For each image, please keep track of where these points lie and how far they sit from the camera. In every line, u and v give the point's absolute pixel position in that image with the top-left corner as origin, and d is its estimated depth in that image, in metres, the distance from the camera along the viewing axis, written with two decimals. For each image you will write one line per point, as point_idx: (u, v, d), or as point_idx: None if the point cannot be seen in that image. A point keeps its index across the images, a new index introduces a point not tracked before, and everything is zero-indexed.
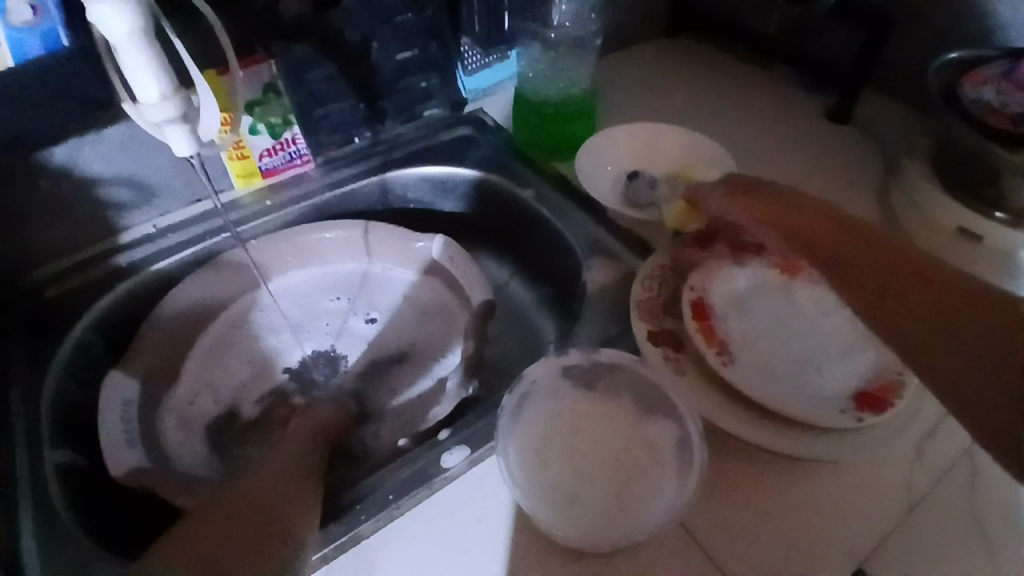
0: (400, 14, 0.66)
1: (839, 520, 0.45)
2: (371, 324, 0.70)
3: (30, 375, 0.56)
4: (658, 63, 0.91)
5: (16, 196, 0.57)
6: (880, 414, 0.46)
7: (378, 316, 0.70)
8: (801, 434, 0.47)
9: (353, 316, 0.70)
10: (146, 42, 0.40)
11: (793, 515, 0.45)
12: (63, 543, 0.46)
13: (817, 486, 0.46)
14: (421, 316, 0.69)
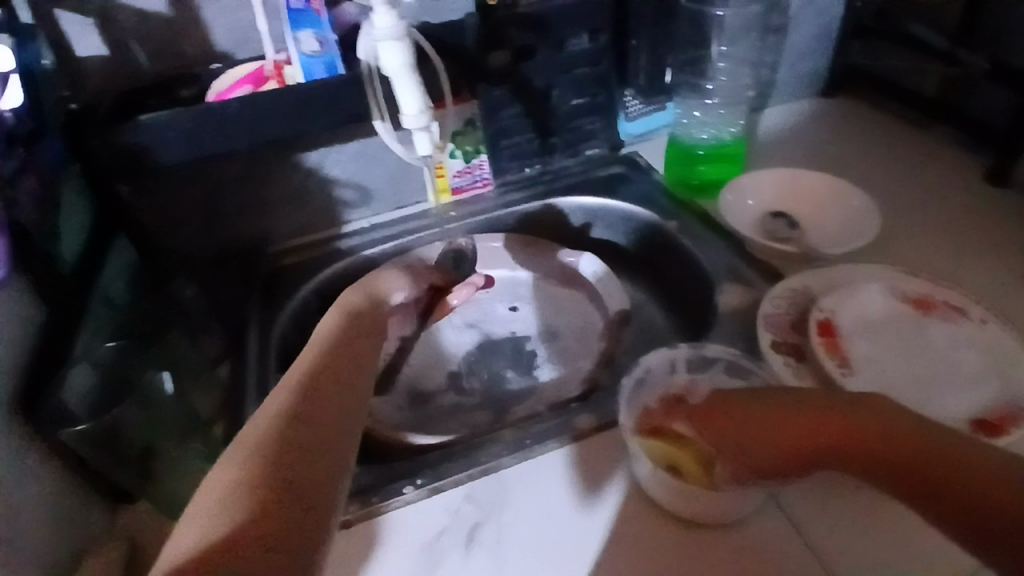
0: (579, 68, 0.79)
1: (943, 538, 0.49)
2: (515, 310, 0.79)
3: (265, 315, 0.72)
4: (812, 119, 0.98)
5: (278, 185, 0.77)
6: (998, 438, 0.50)
7: (520, 303, 0.80)
8: None
9: (499, 304, 0.80)
10: (414, 74, 0.57)
11: (895, 523, 0.50)
12: None
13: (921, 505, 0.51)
14: (559, 315, 0.78)
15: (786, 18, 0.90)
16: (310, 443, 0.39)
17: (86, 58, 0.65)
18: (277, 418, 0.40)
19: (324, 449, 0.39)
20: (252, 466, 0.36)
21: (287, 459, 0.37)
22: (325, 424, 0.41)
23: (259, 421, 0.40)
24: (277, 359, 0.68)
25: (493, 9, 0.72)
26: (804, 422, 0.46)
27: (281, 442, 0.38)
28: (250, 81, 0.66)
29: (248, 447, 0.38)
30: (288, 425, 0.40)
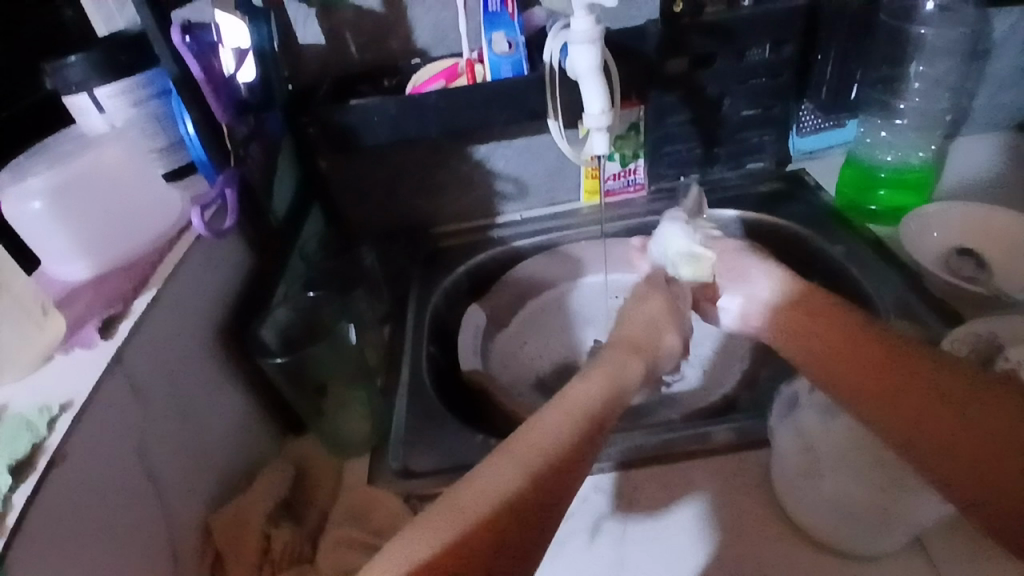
0: (756, 78, 0.76)
1: None
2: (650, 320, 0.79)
3: (424, 289, 0.78)
4: (1016, 154, 0.87)
5: (447, 171, 0.83)
6: None
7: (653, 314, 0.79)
8: None
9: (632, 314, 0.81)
10: (599, 77, 0.60)
11: None
12: (426, 399, 0.64)
13: None
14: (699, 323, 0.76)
15: (986, 46, 0.81)
16: (523, 540, 0.38)
17: (306, 45, 0.74)
18: (491, 497, 0.39)
19: (532, 544, 0.38)
20: (472, 526, 0.37)
21: (497, 539, 0.37)
22: (549, 514, 0.39)
23: (491, 479, 0.40)
24: (430, 330, 0.74)
25: (679, 16, 0.71)
26: (845, 339, 0.50)
27: (525, 513, 0.38)
28: (444, 75, 0.72)
29: (461, 520, 0.37)
30: (496, 509, 0.38)
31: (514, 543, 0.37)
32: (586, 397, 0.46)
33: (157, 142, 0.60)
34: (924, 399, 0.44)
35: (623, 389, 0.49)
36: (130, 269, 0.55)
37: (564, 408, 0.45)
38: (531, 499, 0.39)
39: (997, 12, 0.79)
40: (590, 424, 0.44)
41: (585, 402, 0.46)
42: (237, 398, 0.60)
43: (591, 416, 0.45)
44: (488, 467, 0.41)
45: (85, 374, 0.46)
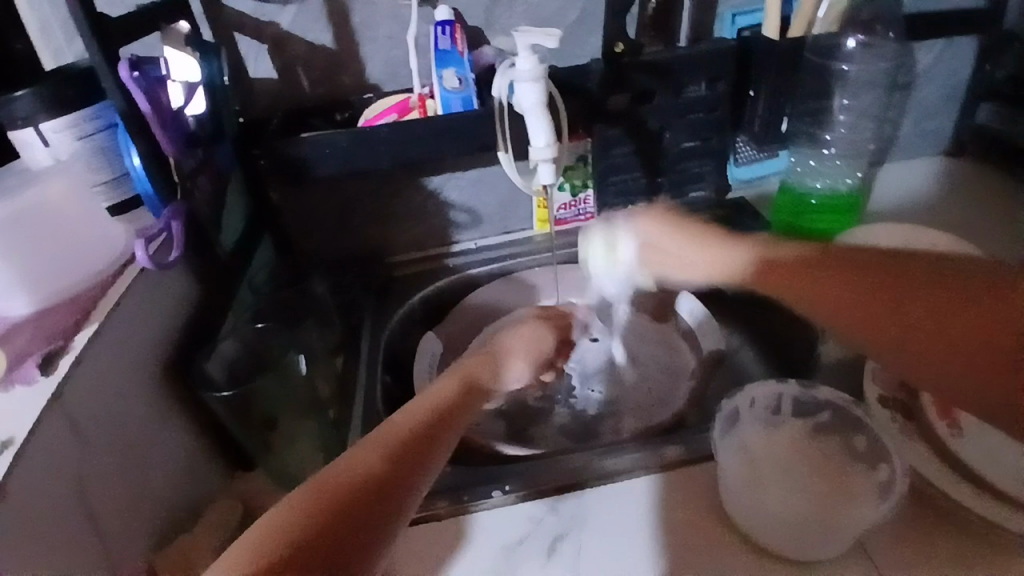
0: (694, 113, 0.80)
1: None
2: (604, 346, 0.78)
3: (378, 319, 0.78)
4: (934, 180, 0.94)
5: (401, 202, 0.84)
6: None
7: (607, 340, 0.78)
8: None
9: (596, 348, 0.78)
10: (542, 111, 0.63)
11: None
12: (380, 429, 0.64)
13: None
14: (644, 342, 0.79)
15: (913, 76, 0.89)
16: (375, 509, 0.41)
17: (257, 80, 0.75)
18: (350, 481, 0.41)
19: (384, 511, 0.41)
20: (321, 507, 0.39)
21: (346, 511, 0.40)
22: (401, 490, 0.42)
23: (343, 466, 0.42)
24: (385, 360, 0.74)
25: (619, 55, 0.75)
26: (845, 283, 0.45)
27: (377, 487, 0.42)
28: (397, 110, 0.74)
29: (321, 499, 0.40)
30: (356, 489, 0.41)
31: (372, 519, 0.40)
32: (448, 388, 0.52)
33: (103, 175, 0.59)
34: (951, 304, 0.41)
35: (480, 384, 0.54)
36: (72, 304, 0.53)
37: (423, 401, 0.50)
38: (394, 476, 0.43)
39: (922, 44, 0.87)
40: (448, 419, 0.49)
41: (445, 394, 0.51)
42: (183, 434, 0.59)
43: (450, 405, 0.50)
44: (342, 456, 0.43)
45: (24, 413, 0.45)
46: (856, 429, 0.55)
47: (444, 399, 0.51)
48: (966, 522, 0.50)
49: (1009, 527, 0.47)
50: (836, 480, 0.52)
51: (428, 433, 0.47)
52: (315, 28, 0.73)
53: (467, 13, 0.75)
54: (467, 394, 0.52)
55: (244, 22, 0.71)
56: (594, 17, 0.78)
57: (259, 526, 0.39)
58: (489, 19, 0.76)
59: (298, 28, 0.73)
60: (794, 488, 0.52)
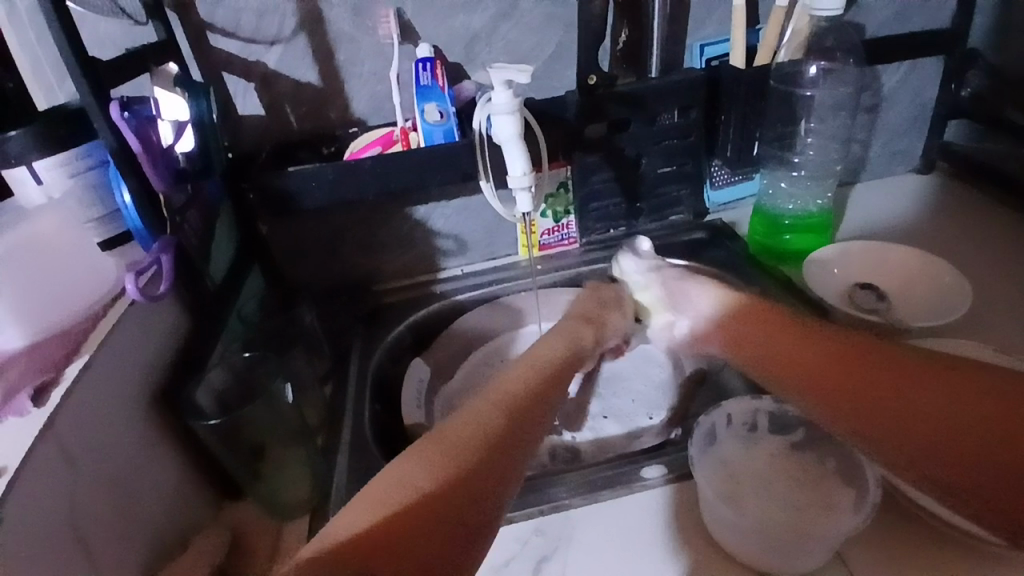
0: (669, 140, 0.84)
1: None
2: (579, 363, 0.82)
3: (367, 345, 0.80)
4: (904, 197, 0.97)
5: (389, 231, 0.86)
6: None
7: None
8: (1002, 558, 0.49)
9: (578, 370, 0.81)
10: (518, 143, 0.66)
11: None
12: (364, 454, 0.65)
13: None
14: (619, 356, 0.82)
15: (879, 97, 0.93)
16: (493, 474, 0.41)
17: (245, 116, 0.78)
18: (472, 431, 0.43)
19: (504, 468, 0.42)
20: (442, 478, 0.40)
21: (461, 481, 0.40)
22: (516, 459, 0.43)
23: (459, 430, 0.43)
24: (373, 386, 0.75)
25: (594, 87, 0.77)
26: (808, 348, 0.48)
27: (489, 452, 0.42)
28: (380, 142, 0.77)
29: (451, 465, 0.40)
30: (476, 446, 0.42)
31: (486, 479, 0.41)
32: (542, 357, 0.54)
33: (95, 212, 0.61)
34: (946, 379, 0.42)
35: (574, 357, 0.57)
36: (64, 337, 0.55)
37: (540, 359, 0.53)
38: (510, 438, 0.43)
39: (887, 66, 0.90)
40: (547, 382, 0.50)
41: (545, 362, 0.53)
42: (168, 462, 0.60)
43: (547, 375, 0.51)
44: (448, 421, 0.45)
45: (16, 440, 0.46)
46: (830, 445, 0.56)
47: (552, 359, 0.54)
48: (942, 528, 0.51)
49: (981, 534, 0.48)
50: (814, 494, 0.53)
51: (536, 396, 0.48)
52: (301, 66, 0.76)
53: (448, 50, 0.78)
54: (564, 363, 0.54)
55: (233, 63, 0.74)
56: (570, 51, 0.82)
57: (374, 489, 0.40)
58: (469, 55, 0.79)
59: (284, 66, 0.76)
60: (773, 502, 0.53)
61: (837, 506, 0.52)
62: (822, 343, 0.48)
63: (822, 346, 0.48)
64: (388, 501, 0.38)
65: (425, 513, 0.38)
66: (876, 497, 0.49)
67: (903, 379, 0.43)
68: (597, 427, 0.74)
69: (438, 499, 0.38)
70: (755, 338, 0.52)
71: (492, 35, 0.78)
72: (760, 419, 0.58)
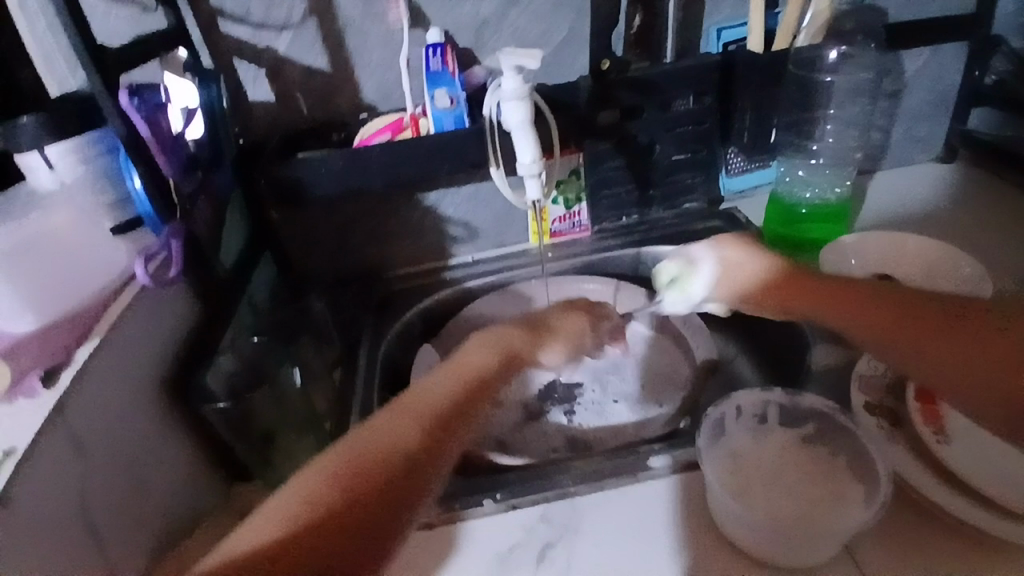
0: (682, 127, 0.82)
1: None
2: None
3: (376, 332, 0.80)
4: (925, 187, 0.95)
5: (399, 217, 0.86)
6: None
7: None
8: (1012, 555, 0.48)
9: None
10: (528, 129, 0.66)
11: None
12: None
13: None
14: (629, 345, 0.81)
15: (900, 83, 0.90)
16: (397, 491, 0.42)
17: (256, 103, 0.78)
18: (381, 447, 0.44)
19: (411, 487, 0.42)
20: (339, 491, 0.41)
21: (362, 498, 0.41)
22: (423, 474, 0.44)
23: (368, 443, 0.44)
24: (382, 372, 0.75)
25: (607, 73, 0.76)
26: (856, 298, 0.54)
27: (397, 471, 0.43)
28: (390, 129, 0.76)
29: (352, 482, 0.41)
30: (384, 462, 0.43)
31: (386, 497, 0.41)
32: (473, 356, 0.55)
33: (105, 197, 0.59)
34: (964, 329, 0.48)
35: (509, 357, 0.56)
36: (74, 323, 0.55)
37: (472, 361, 0.54)
38: (420, 454, 0.44)
39: (909, 51, 0.88)
40: (468, 391, 0.50)
41: (470, 366, 0.53)
42: (179, 445, 0.61)
43: (472, 382, 0.51)
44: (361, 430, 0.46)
45: (27, 424, 0.47)
46: (839, 437, 0.55)
47: (481, 360, 0.54)
48: (953, 524, 0.50)
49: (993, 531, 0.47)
50: (821, 487, 0.52)
51: (454, 406, 0.49)
52: (311, 53, 0.76)
53: (458, 36, 0.77)
54: (496, 366, 0.54)
55: (243, 49, 0.74)
56: (582, 35, 0.80)
57: (278, 500, 0.41)
58: (479, 40, 0.78)
59: (294, 52, 0.75)
60: (781, 495, 0.53)
61: (844, 501, 0.51)
62: (867, 296, 0.53)
63: (866, 299, 0.53)
64: (287, 513, 0.39)
65: (320, 532, 0.38)
66: (888, 492, 0.48)
67: (927, 326, 0.49)
68: (601, 413, 0.73)
69: (333, 512, 0.39)
70: (800, 292, 0.57)
71: (503, 19, 0.77)
72: (769, 412, 0.57)
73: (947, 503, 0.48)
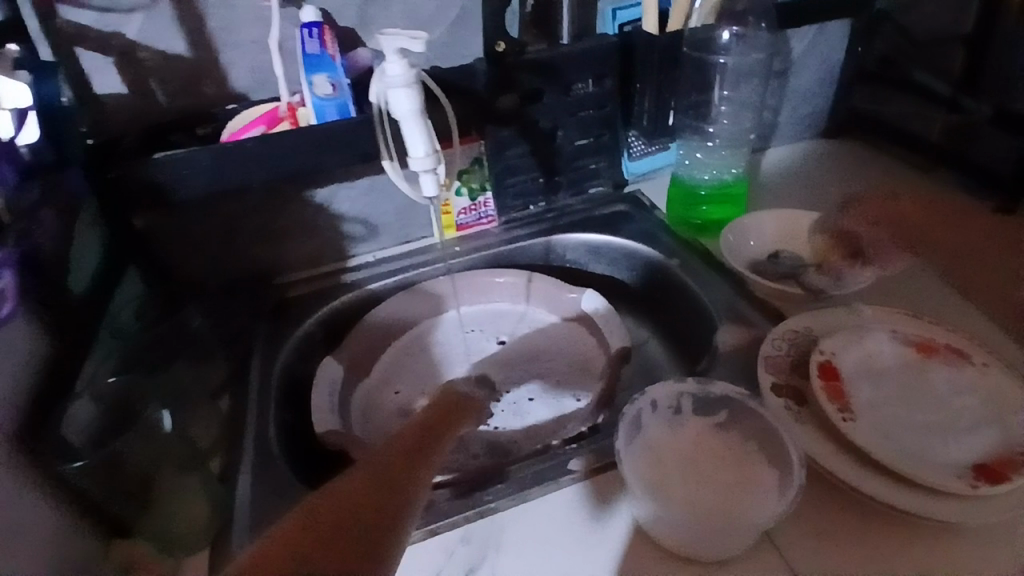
0: (584, 110, 0.80)
1: None
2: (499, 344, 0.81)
3: (270, 346, 0.72)
4: (812, 162, 0.99)
5: (289, 216, 0.78)
6: (998, 484, 0.47)
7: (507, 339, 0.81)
8: (917, 527, 0.49)
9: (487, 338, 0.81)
10: (418, 120, 0.60)
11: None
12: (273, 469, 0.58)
13: (929, 550, 0.47)
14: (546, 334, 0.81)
15: (788, 63, 0.93)
16: (385, 513, 0.36)
17: (105, 96, 0.67)
18: (368, 469, 0.38)
19: (397, 500, 0.37)
20: (322, 512, 0.34)
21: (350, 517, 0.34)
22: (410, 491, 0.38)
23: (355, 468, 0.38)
24: (279, 393, 0.68)
25: (503, 55, 0.73)
26: None
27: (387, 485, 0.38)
28: (264, 121, 0.69)
29: (333, 506, 0.34)
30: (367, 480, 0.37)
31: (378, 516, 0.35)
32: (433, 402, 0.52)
33: None
34: None
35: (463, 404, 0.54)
36: None
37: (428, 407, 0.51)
38: (403, 476, 0.39)
39: (796, 31, 0.91)
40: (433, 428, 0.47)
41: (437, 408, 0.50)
42: (38, 510, 0.49)
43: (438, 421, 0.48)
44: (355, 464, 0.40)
45: None
46: (750, 422, 0.55)
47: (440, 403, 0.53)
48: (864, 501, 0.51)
49: (898, 504, 0.47)
50: (737, 474, 0.53)
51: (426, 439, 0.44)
52: (167, 36, 0.66)
53: (339, 17, 0.70)
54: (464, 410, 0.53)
55: (82, 32, 0.63)
56: (476, 15, 0.76)
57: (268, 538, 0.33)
58: (364, 21, 0.71)
59: (147, 36, 0.65)
60: (700, 487, 0.52)
61: (757, 489, 0.51)
62: None
63: None
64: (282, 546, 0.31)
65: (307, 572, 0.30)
66: (801, 478, 0.49)
67: None
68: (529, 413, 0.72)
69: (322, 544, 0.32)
70: None
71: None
72: (685, 402, 0.56)
73: (844, 474, 0.49)
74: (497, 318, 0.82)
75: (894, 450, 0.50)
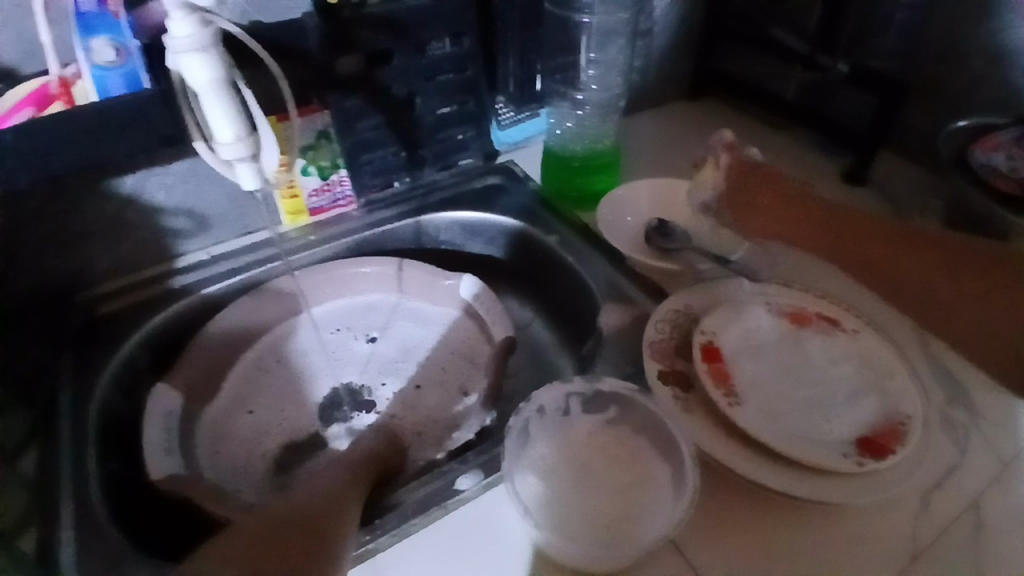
0: (443, 75, 0.72)
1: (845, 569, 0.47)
2: (371, 342, 0.72)
3: (78, 381, 0.58)
4: (679, 124, 0.97)
5: (79, 216, 0.61)
6: (881, 459, 0.48)
7: (378, 334, 0.73)
8: (806, 508, 0.49)
9: (355, 338, 0.72)
10: (221, 92, 0.49)
11: (801, 562, 0.46)
12: (96, 539, 0.47)
13: (819, 530, 0.48)
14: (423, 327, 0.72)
15: (652, 21, 0.90)
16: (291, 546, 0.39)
17: None
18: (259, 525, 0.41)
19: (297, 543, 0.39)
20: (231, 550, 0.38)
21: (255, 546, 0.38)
22: (312, 534, 0.40)
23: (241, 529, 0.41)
24: (97, 438, 0.55)
25: (336, 9, 0.62)
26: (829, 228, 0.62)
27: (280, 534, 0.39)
28: (32, 102, 0.55)
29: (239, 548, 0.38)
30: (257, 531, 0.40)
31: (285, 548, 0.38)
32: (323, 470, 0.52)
33: None
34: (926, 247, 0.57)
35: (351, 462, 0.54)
36: None
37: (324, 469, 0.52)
38: (299, 522, 0.41)
39: None
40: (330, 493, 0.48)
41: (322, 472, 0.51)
42: None
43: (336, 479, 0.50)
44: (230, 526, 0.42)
45: None
46: (642, 418, 0.51)
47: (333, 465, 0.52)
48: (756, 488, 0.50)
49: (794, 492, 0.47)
50: (632, 473, 0.50)
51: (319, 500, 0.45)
52: None
53: None
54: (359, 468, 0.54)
55: None
56: None
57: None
58: None
59: None
60: (597, 494, 0.49)
61: (654, 489, 0.49)
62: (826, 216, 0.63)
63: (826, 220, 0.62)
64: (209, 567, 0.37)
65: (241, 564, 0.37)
66: (694, 481, 0.47)
67: (908, 244, 0.58)
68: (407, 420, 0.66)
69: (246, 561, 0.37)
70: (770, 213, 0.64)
71: None
72: (573, 402, 0.52)
73: (750, 471, 0.48)
74: (366, 311, 0.73)
75: (785, 434, 0.50)
